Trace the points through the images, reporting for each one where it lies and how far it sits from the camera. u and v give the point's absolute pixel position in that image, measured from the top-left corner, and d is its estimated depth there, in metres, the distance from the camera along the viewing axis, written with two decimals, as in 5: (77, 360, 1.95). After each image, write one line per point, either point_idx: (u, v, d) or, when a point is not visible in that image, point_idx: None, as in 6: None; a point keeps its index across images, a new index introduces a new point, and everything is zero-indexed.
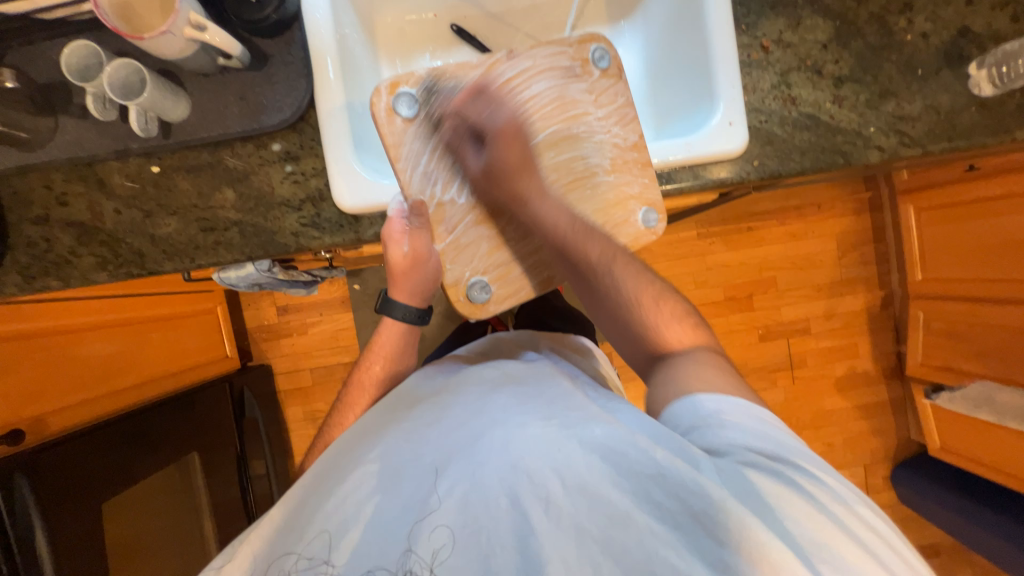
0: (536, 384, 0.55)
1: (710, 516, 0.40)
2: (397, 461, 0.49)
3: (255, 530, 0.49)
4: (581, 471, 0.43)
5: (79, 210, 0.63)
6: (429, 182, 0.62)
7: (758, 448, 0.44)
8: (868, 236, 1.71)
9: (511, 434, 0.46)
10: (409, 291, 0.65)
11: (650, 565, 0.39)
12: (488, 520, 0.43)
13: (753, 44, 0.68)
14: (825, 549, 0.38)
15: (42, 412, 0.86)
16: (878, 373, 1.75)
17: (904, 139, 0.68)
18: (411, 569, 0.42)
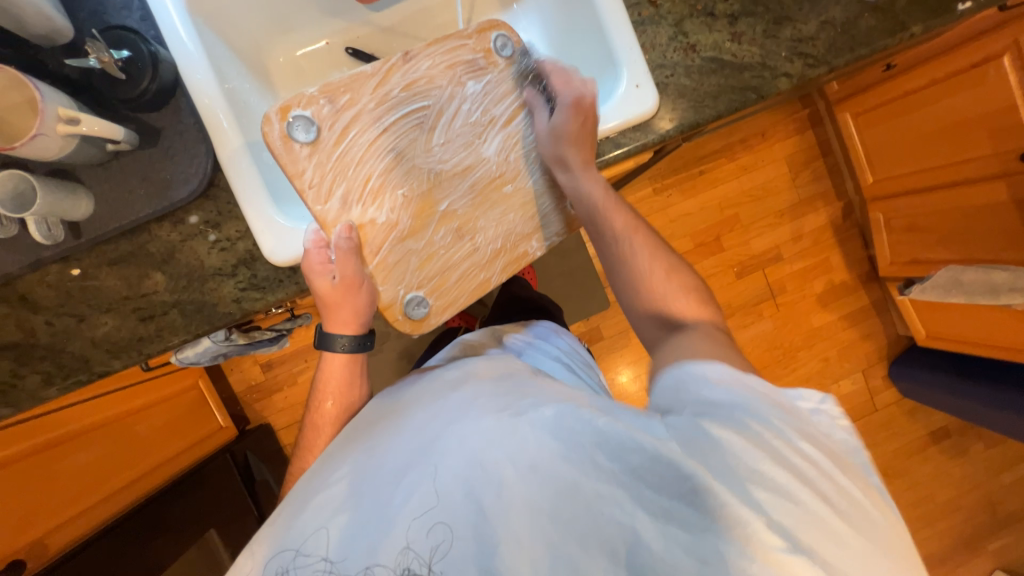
0: (487, 379, 0.58)
1: (645, 466, 0.42)
2: (366, 475, 0.52)
3: (262, 532, 0.53)
4: (530, 453, 0.46)
5: (10, 332, 0.61)
6: (345, 206, 0.60)
7: (706, 398, 0.45)
8: (816, 151, 1.73)
9: (468, 430, 0.50)
10: (343, 323, 0.61)
11: (597, 521, 0.42)
12: (450, 517, 0.46)
13: (641, 2, 0.67)
14: (758, 475, 0.39)
15: (36, 536, 0.85)
16: (856, 280, 1.79)
17: (808, 60, 0.69)
18: (410, 567, 0.45)
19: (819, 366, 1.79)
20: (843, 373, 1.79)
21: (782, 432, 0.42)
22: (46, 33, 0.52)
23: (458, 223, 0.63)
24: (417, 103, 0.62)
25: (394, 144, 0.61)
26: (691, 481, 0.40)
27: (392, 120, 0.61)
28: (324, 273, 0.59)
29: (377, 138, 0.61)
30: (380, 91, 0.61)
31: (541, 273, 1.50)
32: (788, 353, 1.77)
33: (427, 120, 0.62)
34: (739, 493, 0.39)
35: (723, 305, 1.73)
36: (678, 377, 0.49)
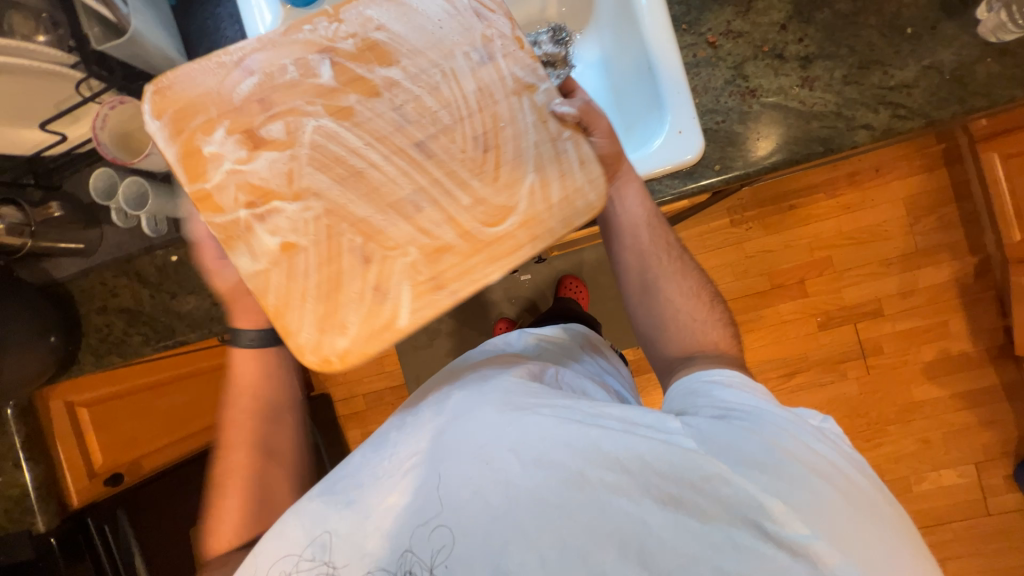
0: (485, 377, 0.61)
1: (661, 459, 0.49)
2: (366, 465, 0.56)
3: (263, 547, 0.54)
4: (536, 444, 0.51)
5: (126, 299, 0.77)
6: (252, 222, 0.50)
7: (724, 406, 0.54)
8: (946, 195, 1.45)
9: (471, 423, 0.54)
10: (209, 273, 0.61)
11: (607, 512, 0.47)
12: (457, 509, 0.50)
13: (698, 42, 0.63)
14: (762, 470, 0.48)
15: (137, 455, 1.05)
16: (982, 353, 1.48)
17: (899, 110, 0.59)
18: (412, 569, 0.49)
19: (915, 447, 1.51)
20: (947, 461, 1.49)
21: (786, 432, 0.52)
22: (168, 68, 0.65)
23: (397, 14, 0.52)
24: (387, 303, 0.50)
25: (323, 313, 0.50)
26: (705, 470, 0.49)
27: (343, 279, 0.50)
28: (191, 93, 0.51)
29: (343, 253, 0.50)
30: (358, 289, 0.50)
31: (593, 295, 1.47)
32: (874, 424, 1.52)
33: (393, 283, 0.50)
34: (756, 484, 0.47)
35: (797, 356, 1.54)
36: (692, 387, 0.59)
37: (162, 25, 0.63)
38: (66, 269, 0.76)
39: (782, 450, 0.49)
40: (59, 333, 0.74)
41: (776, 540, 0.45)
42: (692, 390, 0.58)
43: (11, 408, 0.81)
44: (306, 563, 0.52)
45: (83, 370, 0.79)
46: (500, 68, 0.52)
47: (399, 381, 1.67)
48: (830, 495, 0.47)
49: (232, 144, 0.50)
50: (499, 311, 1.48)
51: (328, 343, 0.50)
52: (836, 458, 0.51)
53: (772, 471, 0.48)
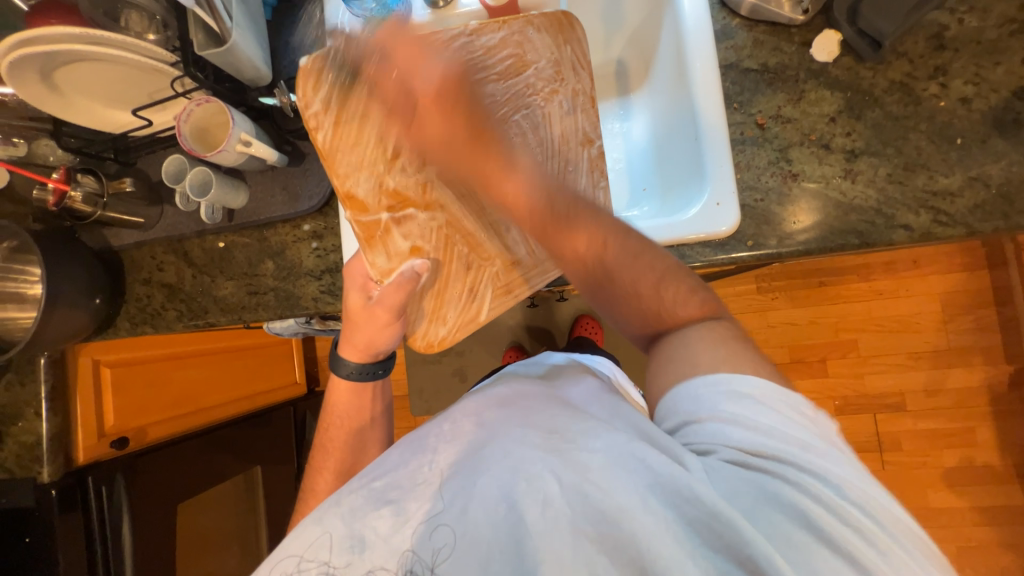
0: (532, 398, 0.59)
1: (701, 520, 0.43)
2: (399, 464, 0.55)
3: (288, 539, 0.53)
4: (577, 473, 0.47)
5: (170, 275, 0.82)
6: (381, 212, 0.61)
7: (755, 454, 0.46)
8: (985, 297, 1.42)
9: (510, 444, 0.51)
10: (354, 347, 0.71)
11: (641, 558, 0.43)
12: (485, 525, 0.47)
13: (747, 121, 0.65)
14: (814, 550, 0.41)
15: (144, 424, 1.07)
16: (1008, 468, 1.40)
17: (939, 216, 0.59)
18: (413, 568, 0.48)
19: None
20: None
21: (836, 502, 0.43)
22: (253, 77, 0.71)
23: (512, 58, 0.65)
24: (476, 303, 0.66)
25: (432, 307, 0.66)
26: (755, 549, 0.41)
27: (449, 283, 0.65)
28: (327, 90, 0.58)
29: (452, 260, 0.64)
30: (459, 289, 0.65)
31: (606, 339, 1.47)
32: None
33: (484, 287, 0.65)
34: (802, 569, 0.40)
35: None
36: (688, 407, 0.51)
37: (258, 38, 0.69)
38: (123, 239, 0.81)
39: (824, 523, 0.42)
40: (104, 296, 0.79)
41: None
42: (680, 406, 0.52)
43: (44, 357, 0.86)
44: (307, 564, 0.51)
45: (117, 335, 0.84)
46: (577, 121, 0.66)
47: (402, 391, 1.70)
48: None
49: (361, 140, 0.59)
50: (511, 338, 1.49)
51: (433, 330, 0.66)
52: (876, 527, 0.42)
53: (813, 553, 0.41)
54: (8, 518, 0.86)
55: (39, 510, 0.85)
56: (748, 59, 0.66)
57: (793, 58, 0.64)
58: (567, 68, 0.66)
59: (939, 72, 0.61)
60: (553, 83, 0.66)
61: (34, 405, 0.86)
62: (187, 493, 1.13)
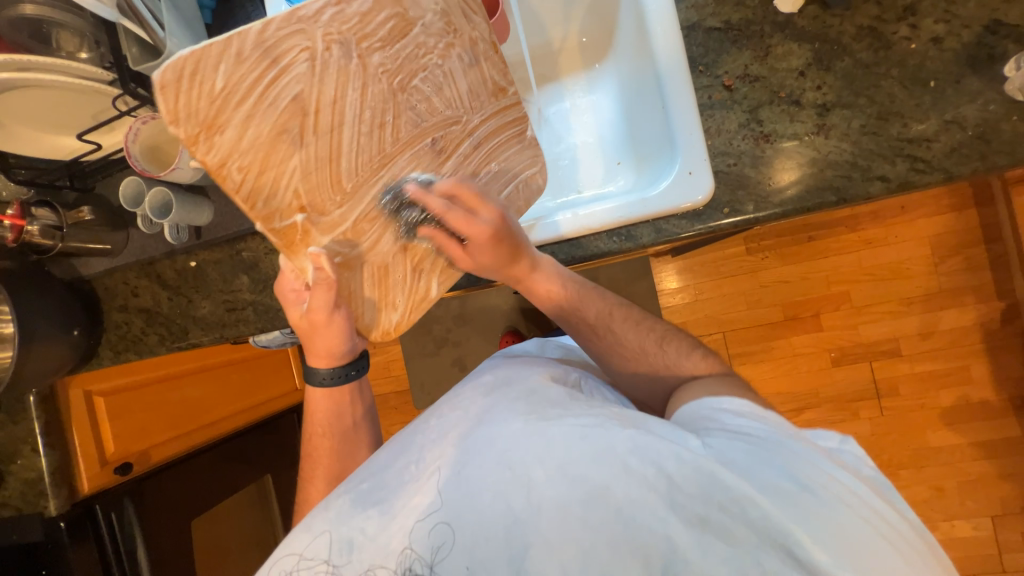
0: (518, 384, 0.59)
1: (687, 477, 0.45)
2: (389, 466, 0.56)
3: (282, 549, 0.52)
4: (562, 452, 0.48)
5: (146, 299, 0.80)
6: (306, 225, 0.54)
7: (738, 431, 0.51)
8: (975, 236, 1.41)
9: (498, 431, 0.52)
10: (322, 356, 0.68)
11: (632, 525, 0.44)
12: (476, 513, 0.47)
13: (714, 84, 0.63)
14: (793, 496, 0.44)
15: (146, 446, 1.08)
16: (1004, 402, 1.42)
17: (916, 163, 0.58)
18: (412, 566, 0.47)
19: (927, 495, 1.46)
20: (960, 512, 1.44)
21: (804, 457, 0.48)
22: None
23: (394, 18, 0.52)
24: (423, 282, 0.64)
25: (378, 295, 0.62)
26: (734, 492, 0.44)
27: (390, 268, 0.61)
28: (198, 100, 0.45)
29: (381, 246, 0.59)
30: (402, 273, 0.62)
31: None
32: (885, 467, 1.47)
33: (428, 263, 0.63)
34: (788, 514, 0.43)
35: (807, 392, 1.51)
36: (695, 410, 0.55)
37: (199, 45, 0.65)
38: (93, 267, 0.80)
39: (801, 473, 0.46)
40: (82, 327, 0.78)
41: (809, 569, 0.41)
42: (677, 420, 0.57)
43: (32, 394, 0.85)
44: (306, 563, 0.50)
45: (102, 364, 0.83)
46: (483, 71, 0.59)
47: (403, 386, 1.72)
48: (853, 519, 0.43)
49: (254, 151, 0.48)
50: (505, 324, 1.49)
51: (386, 319, 0.63)
52: (849, 477, 0.47)
53: (796, 497, 0.44)
54: (21, 554, 0.86)
55: (50, 543, 0.87)
56: (710, 17, 0.63)
57: (756, 12, 0.62)
58: (457, 14, 0.55)
59: (909, 12, 0.58)
60: (446, 36, 0.55)
61: (30, 441, 0.86)
62: (199, 509, 1.15)
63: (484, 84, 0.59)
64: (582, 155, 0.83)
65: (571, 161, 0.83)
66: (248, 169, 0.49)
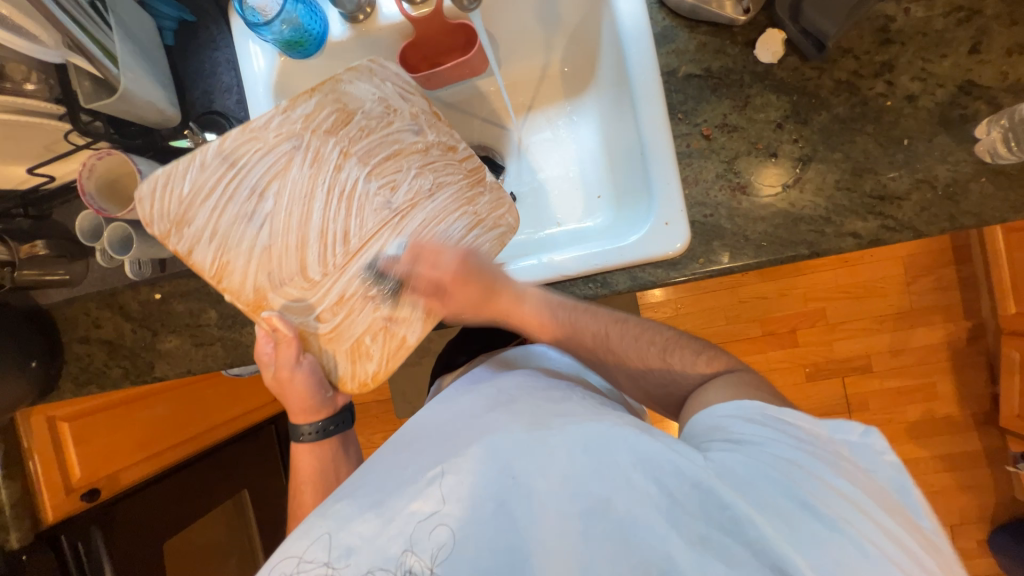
0: (518, 397, 0.58)
1: (688, 493, 0.44)
2: (391, 464, 0.53)
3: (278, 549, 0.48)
4: (563, 466, 0.47)
5: (109, 331, 0.77)
6: (267, 290, 0.60)
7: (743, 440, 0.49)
8: (946, 257, 1.45)
9: (499, 439, 0.51)
10: (299, 410, 0.66)
11: (632, 542, 0.43)
12: (472, 521, 0.46)
13: (693, 132, 0.62)
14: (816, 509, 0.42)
15: (115, 470, 1.06)
16: (967, 417, 1.48)
17: (887, 221, 0.58)
18: (411, 569, 0.45)
19: None
20: None
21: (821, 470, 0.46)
22: (158, 119, 0.63)
23: (335, 113, 0.61)
24: (398, 331, 0.62)
25: (350, 350, 0.62)
26: (734, 511, 0.43)
27: (354, 325, 0.61)
28: (170, 203, 0.57)
29: (356, 313, 0.61)
30: (370, 323, 0.61)
31: None
32: None
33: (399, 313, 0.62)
34: (792, 533, 0.41)
35: None
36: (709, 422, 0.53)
37: (156, 75, 0.62)
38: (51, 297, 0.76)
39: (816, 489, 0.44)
40: (41, 359, 0.75)
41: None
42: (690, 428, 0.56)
43: None
44: (307, 566, 0.46)
45: (63, 396, 0.80)
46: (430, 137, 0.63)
47: (383, 395, 1.70)
48: (842, 522, 0.41)
49: (216, 233, 0.58)
50: None
51: (360, 370, 0.62)
52: (852, 490, 0.44)
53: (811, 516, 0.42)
54: None
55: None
56: (690, 63, 0.62)
57: (737, 60, 0.61)
58: (396, 99, 0.62)
59: (886, 69, 0.58)
60: (387, 117, 0.62)
61: None
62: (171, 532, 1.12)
63: (430, 149, 0.63)
64: (560, 189, 0.82)
65: (556, 199, 0.82)
66: (216, 247, 0.58)
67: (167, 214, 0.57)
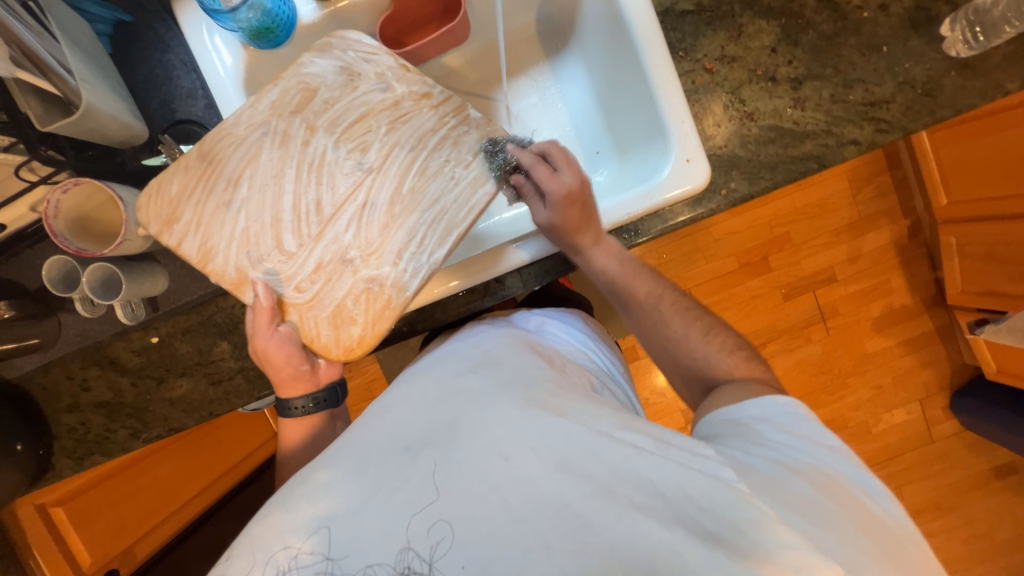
0: (503, 367, 0.54)
1: (697, 486, 0.41)
2: (373, 448, 0.47)
3: (266, 530, 0.44)
4: (559, 449, 0.43)
5: (102, 391, 0.68)
6: (247, 269, 0.54)
7: (775, 448, 0.47)
8: (881, 165, 1.61)
9: (492, 419, 0.46)
10: (285, 380, 0.59)
11: (636, 534, 0.39)
12: (469, 512, 0.41)
13: (695, 68, 0.64)
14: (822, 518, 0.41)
15: (129, 544, 0.98)
16: (918, 304, 1.67)
17: (880, 125, 0.63)
18: (410, 566, 0.40)
19: (872, 394, 1.69)
20: (897, 402, 1.69)
21: (835, 484, 0.45)
22: (125, 137, 0.56)
23: (300, 92, 0.55)
24: (383, 291, 0.53)
25: (331, 316, 0.53)
26: (751, 513, 0.40)
27: (338, 294, 0.53)
28: (160, 207, 0.54)
29: (338, 281, 0.53)
30: (353, 287, 0.53)
31: None
32: (837, 378, 1.68)
33: (384, 277, 0.53)
34: (799, 531, 0.39)
35: (768, 328, 1.66)
36: (729, 419, 0.51)
37: (112, 86, 0.55)
38: (20, 367, 0.66)
39: (828, 501, 0.42)
40: (25, 439, 0.65)
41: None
42: (708, 423, 0.53)
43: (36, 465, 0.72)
44: (305, 556, 0.42)
45: (60, 476, 0.70)
46: (396, 92, 0.55)
47: None
48: (848, 529, 0.41)
49: (198, 223, 0.54)
50: None
51: (345, 335, 0.53)
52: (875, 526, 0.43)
53: (818, 517, 0.41)
54: None
55: None
56: (682, 1, 0.64)
57: None
58: (358, 63, 0.55)
59: None
60: (350, 83, 0.55)
61: None
62: None
63: (401, 101, 0.55)
64: None
65: None
66: (196, 236, 0.54)
67: (147, 213, 0.53)
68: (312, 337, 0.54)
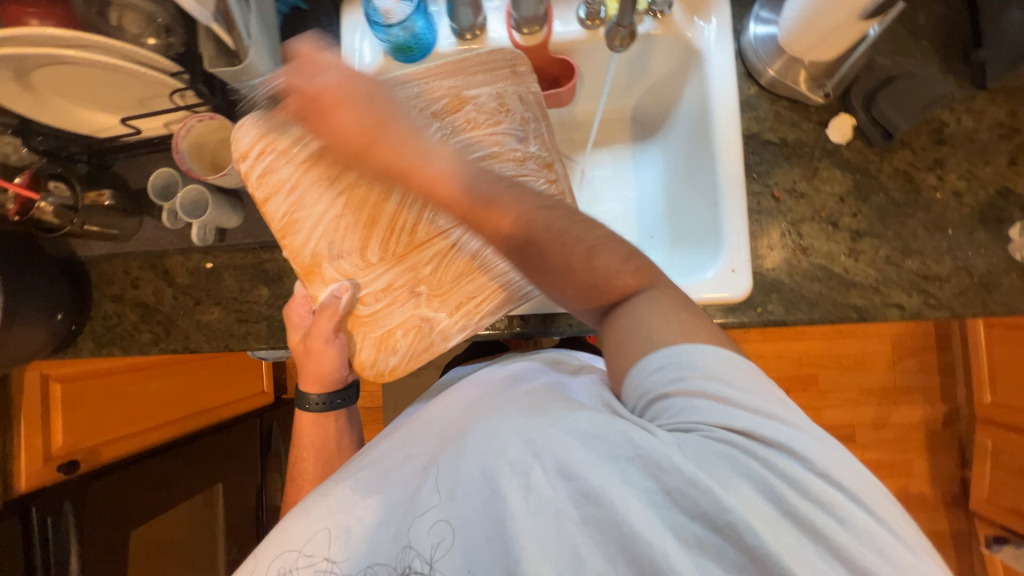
0: (517, 387, 0.56)
1: (680, 489, 0.38)
2: (393, 467, 0.52)
3: (282, 532, 0.51)
4: (560, 454, 0.43)
5: (146, 293, 0.75)
6: (324, 256, 0.61)
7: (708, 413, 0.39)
8: (928, 342, 1.56)
9: (498, 429, 0.48)
10: (312, 381, 0.66)
11: (628, 537, 0.39)
12: (471, 513, 0.44)
13: (764, 192, 0.68)
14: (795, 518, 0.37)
15: (99, 441, 0.99)
16: (937, 498, 1.55)
17: (929, 299, 0.64)
18: (410, 565, 0.45)
19: None
20: None
21: (791, 460, 0.38)
22: (264, 94, 0.66)
23: (449, 99, 0.63)
24: (434, 333, 0.61)
25: (380, 338, 0.61)
26: (734, 518, 0.37)
27: (392, 317, 0.61)
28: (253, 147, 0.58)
29: (399, 310, 0.61)
30: (409, 317, 0.61)
31: None
32: None
33: (441, 321, 0.61)
34: (772, 534, 0.36)
35: None
36: (658, 369, 0.42)
37: (272, 52, 0.65)
38: (91, 249, 0.74)
39: (789, 489, 0.37)
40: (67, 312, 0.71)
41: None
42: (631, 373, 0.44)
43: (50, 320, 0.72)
44: (306, 559, 0.48)
45: (77, 355, 0.75)
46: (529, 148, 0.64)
47: None
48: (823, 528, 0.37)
49: (293, 186, 0.59)
50: None
51: (382, 361, 0.61)
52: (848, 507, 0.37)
53: (793, 521, 0.37)
54: None
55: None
56: (768, 131, 0.69)
57: (809, 136, 0.68)
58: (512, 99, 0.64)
59: (937, 165, 0.66)
60: (498, 116, 0.64)
61: None
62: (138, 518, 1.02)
63: (526, 160, 0.64)
64: (617, 224, 0.86)
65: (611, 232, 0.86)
66: (292, 203, 0.59)
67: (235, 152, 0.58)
68: (358, 357, 0.62)
